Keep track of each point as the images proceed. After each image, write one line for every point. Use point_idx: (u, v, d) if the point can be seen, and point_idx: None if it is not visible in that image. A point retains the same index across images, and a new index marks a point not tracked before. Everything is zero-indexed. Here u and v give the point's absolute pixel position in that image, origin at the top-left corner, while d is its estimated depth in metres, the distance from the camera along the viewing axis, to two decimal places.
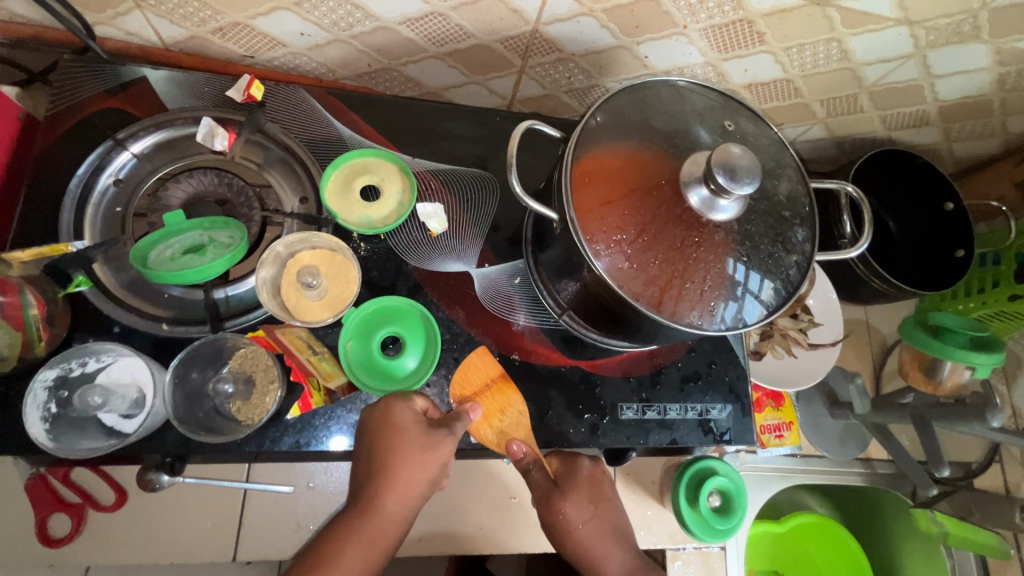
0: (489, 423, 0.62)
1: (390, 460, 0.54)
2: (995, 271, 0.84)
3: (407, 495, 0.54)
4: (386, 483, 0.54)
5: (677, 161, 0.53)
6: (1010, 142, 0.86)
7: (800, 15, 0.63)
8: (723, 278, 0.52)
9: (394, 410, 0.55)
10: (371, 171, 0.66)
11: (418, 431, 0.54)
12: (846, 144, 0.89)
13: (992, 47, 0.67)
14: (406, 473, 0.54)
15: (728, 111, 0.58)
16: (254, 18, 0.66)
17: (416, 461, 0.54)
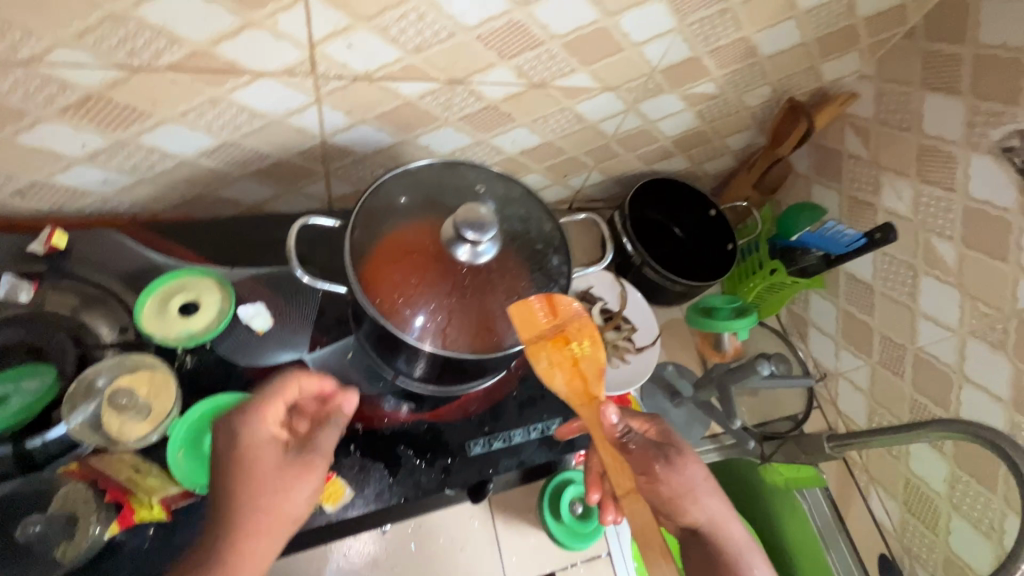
0: (593, 353, 0.66)
1: (253, 485, 0.53)
2: (757, 257, 1.05)
3: (277, 522, 0.54)
4: (248, 513, 0.52)
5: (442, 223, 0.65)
6: (738, 155, 1.09)
7: (529, 96, 0.80)
8: (496, 310, 0.65)
9: (252, 425, 0.55)
10: (184, 288, 0.69)
11: (276, 453, 0.55)
12: (622, 181, 1.10)
13: (680, 95, 0.89)
14: (268, 498, 0.53)
15: (489, 180, 0.70)
16: (52, 175, 0.71)
17: (278, 483, 0.54)
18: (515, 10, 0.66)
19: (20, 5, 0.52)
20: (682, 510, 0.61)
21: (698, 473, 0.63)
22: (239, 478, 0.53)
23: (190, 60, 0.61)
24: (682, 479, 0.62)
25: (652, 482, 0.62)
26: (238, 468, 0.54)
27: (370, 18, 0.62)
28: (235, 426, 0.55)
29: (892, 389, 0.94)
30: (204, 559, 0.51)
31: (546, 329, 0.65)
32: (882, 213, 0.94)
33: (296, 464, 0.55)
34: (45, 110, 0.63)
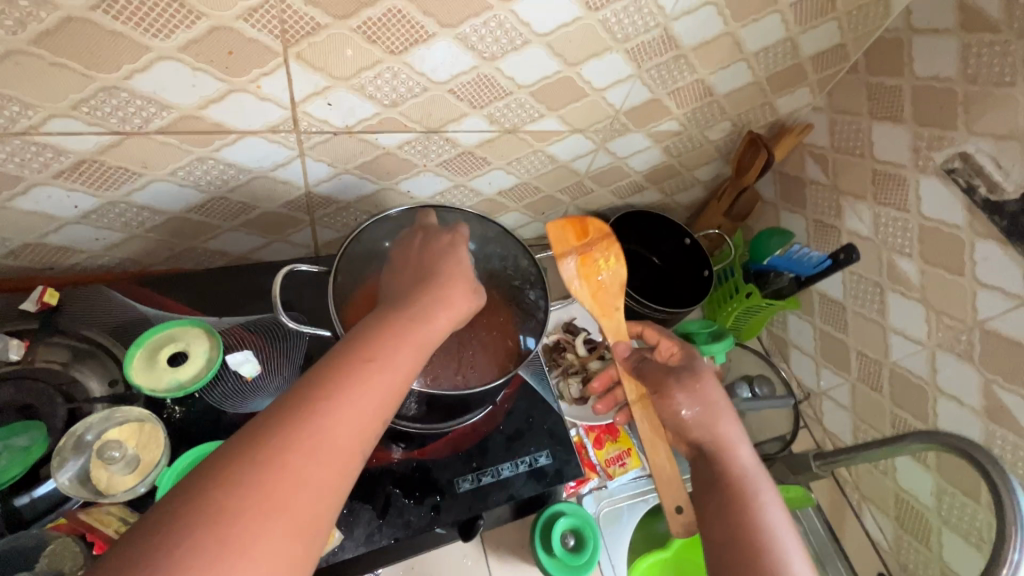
0: (615, 272, 0.85)
1: (418, 293, 0.58)
2: (733, 281, 1.09)
3: (429, 342, 0.53)
4: (409, 320, 0.54)
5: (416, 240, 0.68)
6: (708, 186, 1.14)
7: (502, 140, 0.85)
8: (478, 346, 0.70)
9: (422, 253, 0.65)
10: (180, 339, 0.72)
11: (466, 280, 0.62)
12: (599, 215, 1.14)
13: (646, 132, 0.94)
14: (433, 309, 0.56)
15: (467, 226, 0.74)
16: (45, 235, 0.74)
17: (448, 310, 0.57)
18: (483, 64, 0.71)
19: (18, 82, 0.56)
20: (703, 422, 0.66)
21: (708, 396, 0.68)
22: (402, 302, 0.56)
23: (178, 124, 0.65)
24: (703, 392, 0.68)
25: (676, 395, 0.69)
26: (429, 289, 0.59)
27: (347, 78, 0.66)
28: (425, 242, 0.67)
29: (873, 404, 0.96)
30: (343, 351, 0.49)
31: (575, 244, 0.86)
32: (845, 235, 0.99)
33: (468, 286, 0.61)
34: (39, 175, 0.66)
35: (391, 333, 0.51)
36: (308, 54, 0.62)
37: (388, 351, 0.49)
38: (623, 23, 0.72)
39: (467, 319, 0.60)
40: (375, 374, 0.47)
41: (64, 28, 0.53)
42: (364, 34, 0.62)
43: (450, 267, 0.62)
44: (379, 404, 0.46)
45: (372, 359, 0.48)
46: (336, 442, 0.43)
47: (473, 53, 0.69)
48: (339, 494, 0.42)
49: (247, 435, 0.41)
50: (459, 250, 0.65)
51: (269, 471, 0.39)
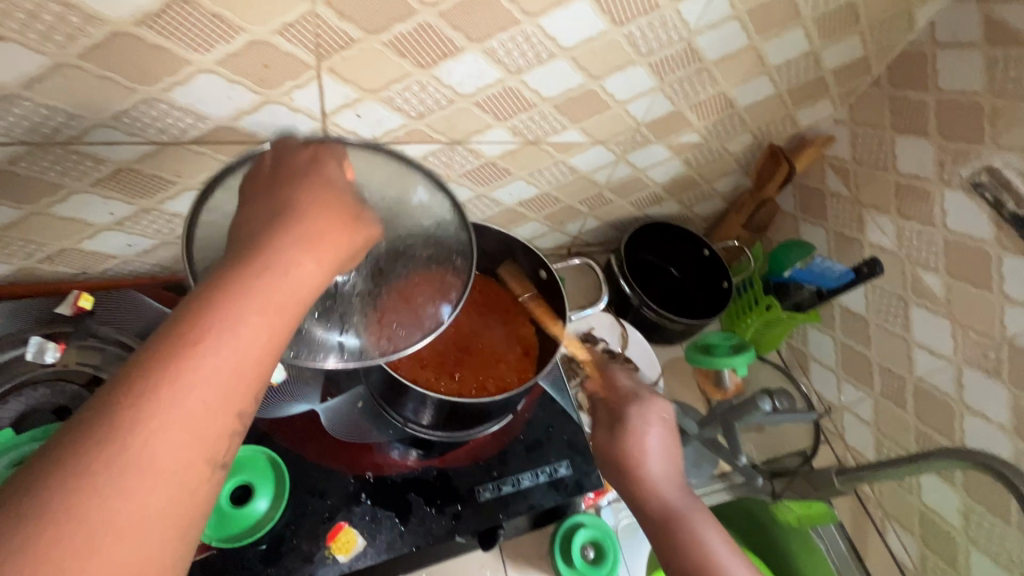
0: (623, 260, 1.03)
1: (267, 241, 0.44)
2: (753, 293, 1.08)
3: (294, 300, 0.43)
4: (257, 274, 0.42)
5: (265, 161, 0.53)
6: (727, 198, 1.14)
7: (524, 152, 0.86)
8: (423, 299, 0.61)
9: (321, 174, 0.51)
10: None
11: (341, 215, 0.49)
12: (617, 226, 1.14)
13: (666, 144, 0.94)
14: (293, 258, 0.44)
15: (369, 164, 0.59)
16: (81, 242, 0.76)
17: (319, 253, 0.46)
18: (508, 78, 0.72)
19: (65, 95, 0.58)
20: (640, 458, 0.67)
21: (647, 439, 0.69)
22: (238, 257, 0.43)
23: (213, 134, 0.67)
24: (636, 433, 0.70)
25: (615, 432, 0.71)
26: (291, 225, 0.46)
27: (377, 91, 0.68)
28: (312, 171, 0.51)
29: (897, 420, 0.95)
30: (156, 336, 0.38)
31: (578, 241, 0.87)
32: (868, 248, 0.98)
33: (344, 227, 0.49)
34: (79, 183, 0.68)
35: (230, 294, 0.40)
36: (340, 68, 0.64)
37: (227, 313, 0.39)
38: (648, 38, 0.73)
39: (349, 259, 0.50)
40: (211, 357, 0.37)
41: (111, 43, 0.54)
42: (395, 48, 0.63)
43: (323, 197, 0.49)
44: (225, 391, 0.38)
45: (203, 334, 0.38)
46: (170, 453, 0.35)
47: (500, 67, 0.70)
48: (190, 505, 0.35)
49: (49, 461, 0.32)
50: (335, 175, 0.51)
51: (104, 498, 0.32)
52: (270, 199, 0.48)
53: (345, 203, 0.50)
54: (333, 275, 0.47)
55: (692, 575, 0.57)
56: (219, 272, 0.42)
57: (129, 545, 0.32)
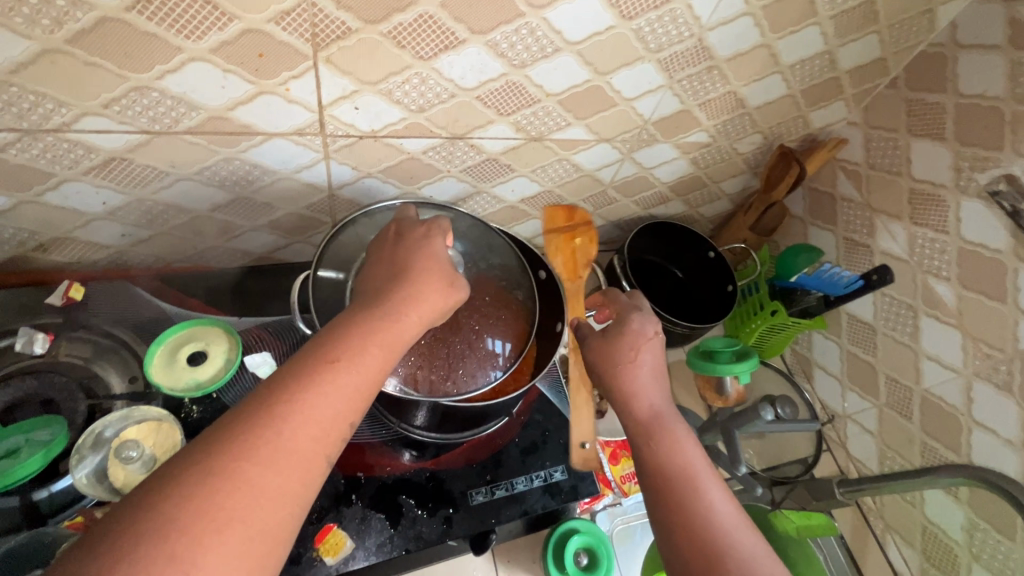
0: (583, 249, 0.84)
1: (385, 294, 0.54)
2: (758, 297, 1.06)
3: (397, 346, 0.51)
4: (376, 320, 0.51)
5: (388, 231, 0.64)
6: (734, 200, 1.11)
7: (527, 148, 0.84)
8: (487, 347, 0.70)
9: (433, 237, 0.61)
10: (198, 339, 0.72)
11: (438, 270, 0.58)
12: (622, 226, 1.12)
13: (673, 143, 0.92)
14: (402, 311, 0.53)
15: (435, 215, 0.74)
16: (73, 231, 0.75)
17: (418, 308, 0.54)
18: (512, 72, 0.70)
19: (53, 81, 0.56)
20: (629, 365, 0.65)
21: (640, 349, 0.67)
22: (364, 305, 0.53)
23: (207, 125, 0.65)
24: (627, 344, 0.67)
25: (603, 339, 0.69)
26: (409, 283, 0.55)
27: (375, 83, 0.66)
28: (425, 234, 0.62)
29: (902, 431, 0.93)
30: (299, 359, 0.46)
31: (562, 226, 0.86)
32: (878, 254, 0.95)
33: (444, 282, 0.57)
34: (70, 171, 0.66)
35: (361, 332, 0.49)
36: (338, 58, 0.62)
37: (355, 349, 0.47)
38: (657, 33, 0.70)
39: (444, 313, 0.58)
40: (343, 375, 0.45)
41: (100, 28, 0.53)
42: (394, 39, 0.61)
43: (430, 262, 0.58)
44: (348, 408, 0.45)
45: (335, 362, 0.46)
46: (291, 455, 0.41)
47: (502, 60, 0.68)
48: (298, 504, 0.41)
49: (207, 443, 0.39)
50: (440, 244, 0.61)
51: (232, 484, 0.38)
52: (392, 258, 0.59)
53: (448, 264, 0.60)
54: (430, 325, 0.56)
55: (677, 478, 0.55)
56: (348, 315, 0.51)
57: (264, 520, 0.38)
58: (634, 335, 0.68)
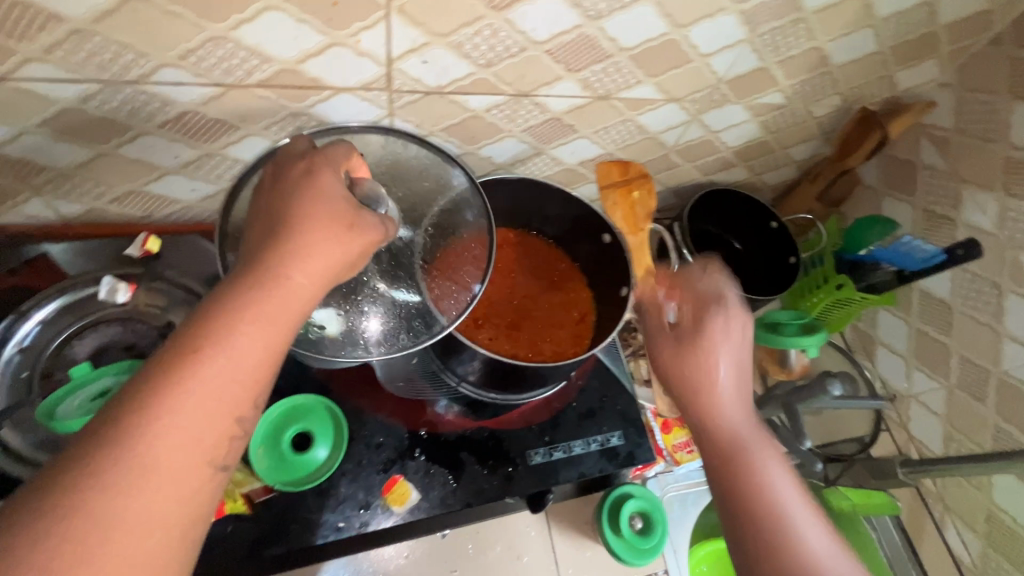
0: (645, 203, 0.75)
1: (262, 256, 0.46)
2: (822, 270, 1.02)
3: (280, 318, 0.44)
4: (248, 292, 0.44)
5: (263, 177, 0.53)
6: (802, 167, 1.06)
7: (593, 108, 0.81)
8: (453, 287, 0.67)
9: (319, 175, 0.50)
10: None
11: (326, 214, 0.48)
12: (680, 192, 1.08)
13: (745, 105, 0.87)
14: (281, 274, 0.45)
15: (382, 147, 0.66)
16: (148, 184, 0.77)
17: (306, 265, 0.47)
18: (586, 24, 0.66)
19: (135, 31, 0.56)
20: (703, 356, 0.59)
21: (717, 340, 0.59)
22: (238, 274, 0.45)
23: (278, 78, 0.65)
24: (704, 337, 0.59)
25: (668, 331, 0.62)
26: (293, 235, 0.47)
27: (445, 35, 0.64)
28: (310, 169, 0.51)
29: (972, 415, 0.89)
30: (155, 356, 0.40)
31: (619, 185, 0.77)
32: (962, 228, 0.90)
33: (341, 229, 0.48)
34: (147, 124, 0.67)
35: (229, 310, 0.42)
36: (411, 9, 0.60)
37: (220, 333, 0.41)
38: None
39: (348, 269, 0.50)
40: (206, 366, 0.40)
41: None
42: None
43: (317, 206, 0.48)
44: (228, 400, 0.41)
45: (200, 352, 0.40)
46: (155, 468, 0.37)
47: (577, 11, 0.64)
48: (178, 516, 0.37)
49: (54, 474, 0.35)
50: (329, 184, 0.50)
51: (83, 515, 0.34)
52: (269, 210, 0.50)
53: (346, 202, 0.50)
54: (330, 283, 0.48)
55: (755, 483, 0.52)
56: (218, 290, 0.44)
57: (128, 549, 0.35)
58: (705, 321, 0.60)
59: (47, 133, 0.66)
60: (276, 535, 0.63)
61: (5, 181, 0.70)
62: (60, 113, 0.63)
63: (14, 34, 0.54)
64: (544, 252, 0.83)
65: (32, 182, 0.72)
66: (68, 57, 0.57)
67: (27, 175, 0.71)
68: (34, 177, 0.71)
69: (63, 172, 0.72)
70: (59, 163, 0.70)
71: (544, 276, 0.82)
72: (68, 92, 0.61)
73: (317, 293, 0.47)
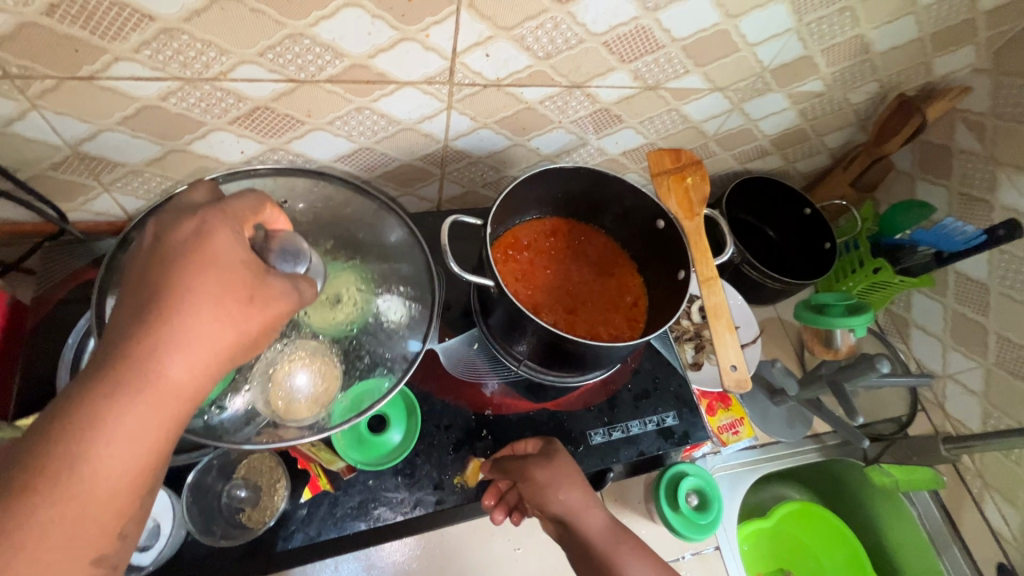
0: (700, 190, 0.77)
1: (138, 331, 0.43)
2: (858, 254, 1.04)
3: (161, 407, 0.43)
4: (122, 380, 0.42)
5: (145, 235, 0.48)
6: (835, 154, 1.08)
7: (641, 98, 0.83)
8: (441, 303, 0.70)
9: (213, 234, 0.47)
10: (338, 294, 0.66)
11: (217, 293, 0.45)
12: (715, 181, 1.10)
13: (786, 93, 0.89)
14: (158, 356, 0.43)
15: (308, 191, 0.70)
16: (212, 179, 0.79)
17: (190, 345, 0.44)
18: (644, 15, 0.69)
19: (221, 28, 0.58)
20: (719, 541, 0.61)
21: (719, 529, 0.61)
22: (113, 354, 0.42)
23: (348, 73, 0.67)
24: None
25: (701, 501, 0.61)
26: (168, 320, 0.44)
27: (510, 28, 0.66)
28: (205, 223, 0.47)
29: (1011, 392, 0.91)
30: (22, 460, 0.39)
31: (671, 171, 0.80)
32: (999, 210, 0.92)
33: (234, 310, 0.46)
34: (218, 120, 0.70)
35: (89, 420, 0.41)
36: (480, 3, 0.62)
37: (96, 434, 0.41)
38: None
39: (248, 343, 0.48)
40: (81, 473, 0.40)
41: None
42: None
43: (209, 277, 0.45)
44: (89, 527, 0.41)
45: (43, 484, 0.39)
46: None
47: (637, 3, 0.67)
48: None
49: None
50: (223, 246, 0.47)
51: None
52: (150, 271, 0.46)
53: (246, 268, 0.47)
54: (217, 368, 0.46)
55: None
56: (83, 383, 0.42)
57: None
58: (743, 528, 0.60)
59: (125, 130, 0.68)
60: (360, 511, 0.66)
61: (80, 178, 0.73)
62: (139, 110, 0.66)
63: (108, 34, 0.57)
64: (598, 241, 0.86)
65: (104, 179, 0.74)
66: (155, 55, 0.60)
67: (100, 172, 0.73)
68: (107, 173, 0.73)
69: (134, 169, 0.74)
70: (131, 160, 0.72)
71: (597, 264, 0.84)
72: (149, 89, 0.63)
73: (201, 386, 0.45)
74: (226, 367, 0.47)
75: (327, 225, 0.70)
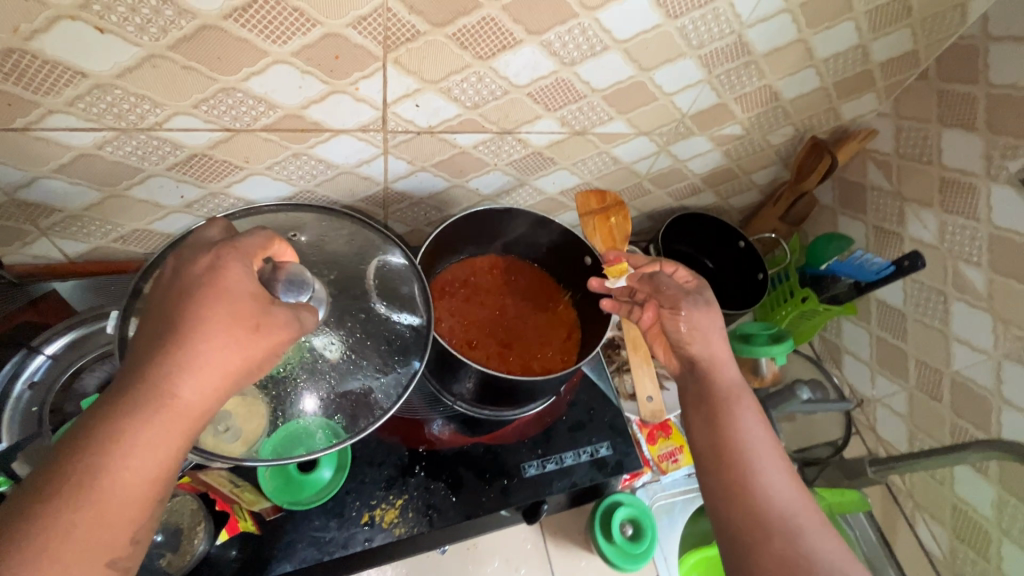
0: (620, 225, 0.83)
1: (153, 356, 0.47)
2: (788, 285, 1.09)
3: (177, 425, 0.46)
4: (140, 400, 0.45)
5: (167, 268, 0.52)
6: (764, 191, 1.14)
7: (571, 142, 0.88)
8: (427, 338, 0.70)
9: (224, 269, 0.49)
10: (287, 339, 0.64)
11: (226, 322, 0.48)
12: (654, 217, 1.15)
13: (708, 136, 0.96)
14: (174, 379, 0.46)
15: (317, 227, 0.71)
16: (152, 223, 0.81)
17: (201, 368, 0.47)
18: (562, 69, 0.74)
19: (153, 83, 0.61)
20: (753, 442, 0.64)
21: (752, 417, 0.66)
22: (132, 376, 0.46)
23: (282, 122, 0.71)
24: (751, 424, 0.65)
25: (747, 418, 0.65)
26: (182, 346, 0.47)
27: (437, 81, 0.71)
28: (217, 258, 0.50)
29: (932, 414, 0.96)
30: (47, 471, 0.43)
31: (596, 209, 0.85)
32: (909, 242, 0.99)
33: (242, 338, 0.48)
34: (156, 167, 0.72)
35: (108, 435, 0.44)
36: (405, 59, 0.67)
37: (118, 448, 0.44)
38: (700, 30, 0.74)
39: (257, 367, 0.51)
40: (102, 482, 0.43)
41: (199, 35, 0.58)
42: (458, 40, 0.66)
43: (219, 307, 0.48)
44: (105, 532, 0.43)
45: (68, 492, 0.42)
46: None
47: (554, 59, 0.72)
48: None
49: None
50: (234, 278, 0.49)
51: None
52: (168, 301, 0.49)
53: (253, 299, 0.49)
54: (225, 390, 0.49)
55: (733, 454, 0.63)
56: (106, 404, 0.45)
57: None
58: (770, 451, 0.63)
59: (61, 177, 0.70)
60: (286, 552, 0.66)
61: (15, 224, 0.74)
62: (75, 158, 0.68)
63: (41, 89, 0.59)
64: (533, 277, 0.89)
65: (41, 225, 0.75)
66: (88, 108, 0.62)
67: (37, 218, 0.74)
68: (44, 219, 0.75)
69: (72, 214, 0.75)
70: (69, 206, 0.74)
71: (533, 298, 0.87)
72: (84, 139, 0.66)
73: (211, 406, 0.48)
74: (236, 388, 0.50)
75: (324, 254, 0.70)
